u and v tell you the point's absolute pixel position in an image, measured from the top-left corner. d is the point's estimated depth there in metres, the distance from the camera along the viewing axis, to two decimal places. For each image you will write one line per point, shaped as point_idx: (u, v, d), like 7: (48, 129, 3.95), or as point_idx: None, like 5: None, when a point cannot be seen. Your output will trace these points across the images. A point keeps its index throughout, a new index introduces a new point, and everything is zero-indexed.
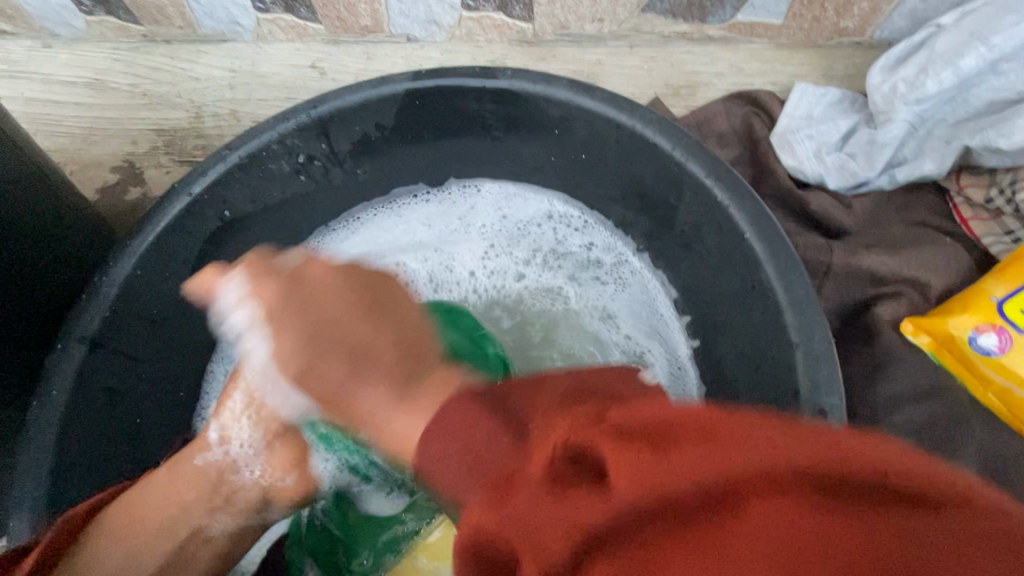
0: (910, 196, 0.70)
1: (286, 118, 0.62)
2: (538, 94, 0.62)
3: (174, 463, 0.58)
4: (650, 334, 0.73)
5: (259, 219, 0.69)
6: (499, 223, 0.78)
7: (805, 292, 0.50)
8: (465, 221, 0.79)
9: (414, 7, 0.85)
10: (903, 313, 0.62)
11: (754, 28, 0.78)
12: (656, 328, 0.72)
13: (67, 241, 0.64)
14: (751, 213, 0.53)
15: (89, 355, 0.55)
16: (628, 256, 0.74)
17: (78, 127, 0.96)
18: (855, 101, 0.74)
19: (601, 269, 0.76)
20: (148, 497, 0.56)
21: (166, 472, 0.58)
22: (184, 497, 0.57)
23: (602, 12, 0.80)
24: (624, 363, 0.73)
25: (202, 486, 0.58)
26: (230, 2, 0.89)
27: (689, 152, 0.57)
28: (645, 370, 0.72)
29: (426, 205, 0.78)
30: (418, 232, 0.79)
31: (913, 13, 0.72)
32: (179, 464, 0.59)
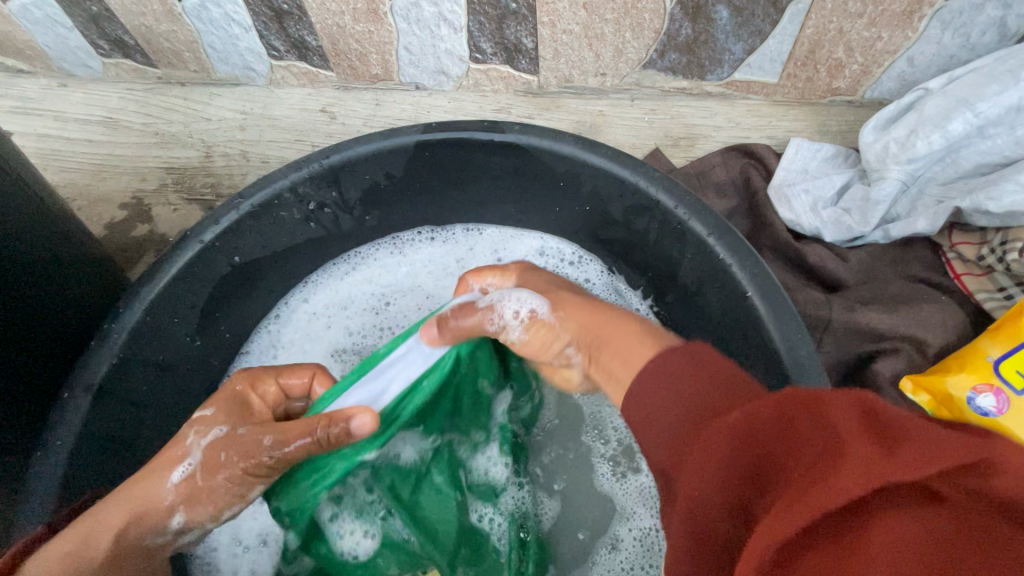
0: (904, 251, 0.72)
1: (299, 168, 0.64)
2: (544, 149, 0.64)
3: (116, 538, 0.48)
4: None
5: (268, 263, 0.70)
6: (495, 264, 0.78)
7: (807, 354, 0.51)
8: (463, 258, 0.78)
9: (423, 58, 0.88)
10: (901, 368, 0.64)
11: (750, 85, 0.81)
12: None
13: (75, 282, 0.65)
14: (753, 272, 0.55)
15: (95, 402, 0.55)
16: (626, 294, 0.74)
17: (89, 164, 0.98)
18: (848, 157, 0.77)
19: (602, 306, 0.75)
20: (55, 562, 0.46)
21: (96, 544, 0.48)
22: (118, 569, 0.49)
23: (605, 67, 0.83)
24: None
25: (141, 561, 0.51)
26: (245, 49, 0.93)
27: (692, 211, 0.59)
28: None
29: (428, 243, 0.79)
30: (418, 273, 0.78)
31: (902, 76, 0.75)
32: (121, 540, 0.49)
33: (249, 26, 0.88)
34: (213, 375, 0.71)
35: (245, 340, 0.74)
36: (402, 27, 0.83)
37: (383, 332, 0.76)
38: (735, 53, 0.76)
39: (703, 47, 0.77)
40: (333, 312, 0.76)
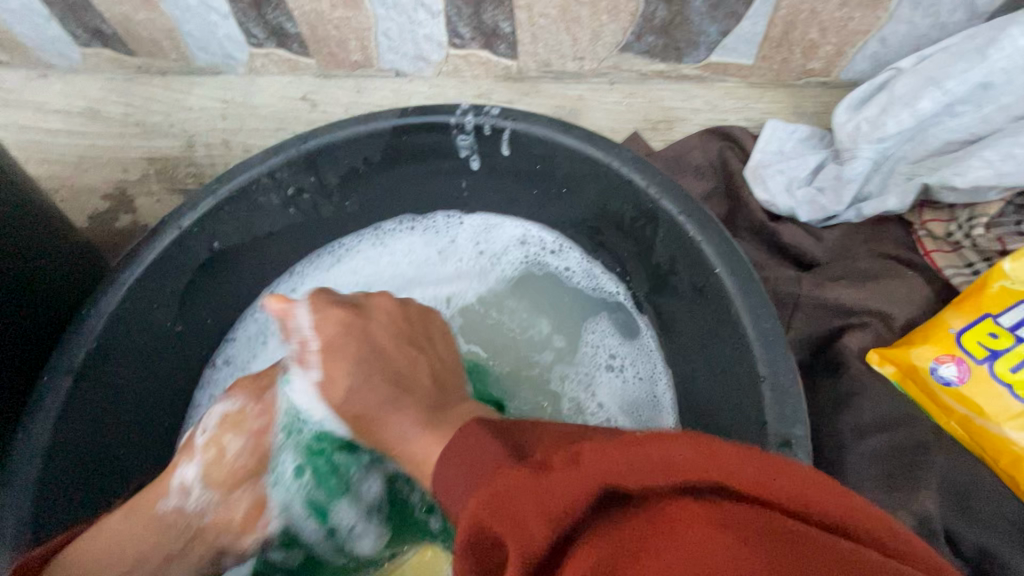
0: (876, 229, 0.73)
1: (276, 153, 0.64)
2: (520, 132, 0.65)
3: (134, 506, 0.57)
4: (628, 367, 0.72)
5: (248, 249, 0.71)
6: (475, 253, 0.79)
7: (772, 326, 0.52)
8: (445, 248, 0.80)
9: (403, 44, 0.88)
10: (869, 343, 0.65)
11: (727, 67, 0.82)
12: (630, 360, 0.72)
13: (53, 269, 0.65)
14: (721, 249, 0.56)
15: (75, 386, 0.55)
16: (605, 284, 0.75)
17: (71, 155, 0.98)
18: (823, 137, 0.78)
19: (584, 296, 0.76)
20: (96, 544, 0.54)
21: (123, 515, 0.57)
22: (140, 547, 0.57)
23: (583, 51, 0.83)
24: (618, 392, 0.72)
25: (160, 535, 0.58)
26: (224, 37, 0.92)
27: (663, 190, 0.60)
28: (641, 402, 0.70)
29: (410, 232, 0.80)
30: (401, 263, 0.80)
31: (875, 56, 0.76)
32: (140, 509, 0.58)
33: (227, 13, 0.88)
34: (195, 360, 0.71)
35: (228, 329, 0.74)
36: (380, 13, 0.83)
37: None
38: (710, 35, 0.77)
39: (678, 30, 0.77)
40: None
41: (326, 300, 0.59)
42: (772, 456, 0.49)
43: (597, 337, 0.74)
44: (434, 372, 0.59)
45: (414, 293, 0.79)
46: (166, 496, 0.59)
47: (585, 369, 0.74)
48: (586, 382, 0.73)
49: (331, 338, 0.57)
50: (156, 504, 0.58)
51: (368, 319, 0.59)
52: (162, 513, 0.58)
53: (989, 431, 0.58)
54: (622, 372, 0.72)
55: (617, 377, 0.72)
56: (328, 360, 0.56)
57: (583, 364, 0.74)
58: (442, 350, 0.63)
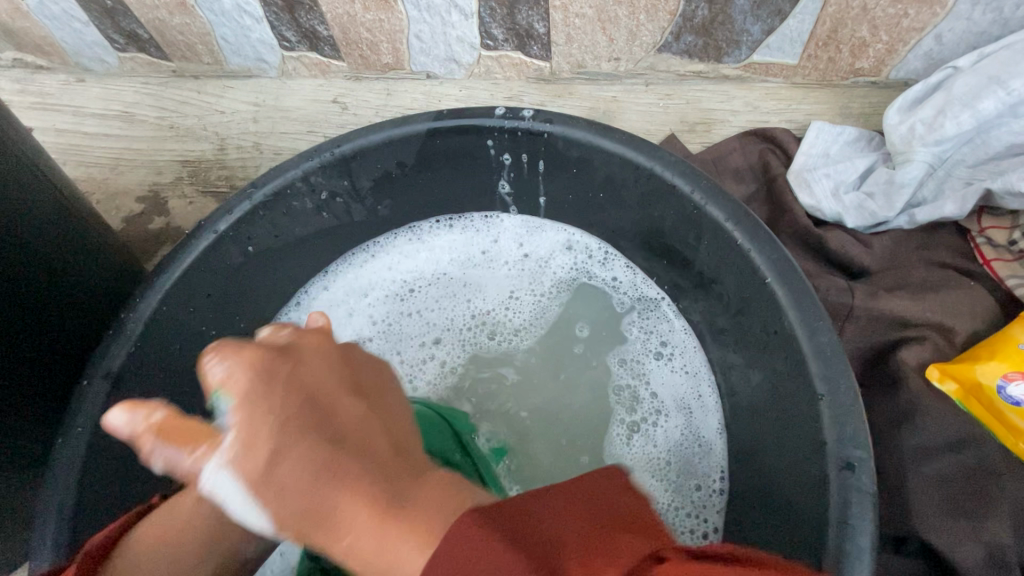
0: (931, 236, 0.69)
1: (310, 158, 0.64)
2: (558, 136, 0.64)
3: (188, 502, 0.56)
4: (676, 358, 0.71)
5: (282, 253, 0.70)
6: (520, 259, 0.78)
7: (829, 340, 0.49)
8: (488, 250, 0.78)
9: (435, 46, 0.87)
10: (928, 357, 0.62)
11: (770, 67, 0.79)
12: (678, 346, 0.71)
13: (90, 271, 0.65)
14: (773, 258, 0.53)
15: (113, 391, 0.56)
16: (650, 293, 0.73)
17: (107, 158, 0.99)
18: (872, 139, 0.75)
19: (628, 308, 0.74)
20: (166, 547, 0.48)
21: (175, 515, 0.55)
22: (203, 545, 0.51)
23: (619, 51, 0.81)
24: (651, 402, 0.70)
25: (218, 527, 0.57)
26: (257, 40, 0.93)
27: (709, 196, 0.57)
28: (684, 409, 0.69)
29: (449, 232, 0.79)
30: (442, 261, 0.79)
31: (930, 54, 0.72)
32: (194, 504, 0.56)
33: (261, 16, 0.88)
34: None
35: (265, 326, 0.74)
36: (412, 14, 0.82)
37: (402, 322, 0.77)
38: (753, 34, 0.74)
39: (720, 29, 0.75)
40: (354, 300, 0.77)
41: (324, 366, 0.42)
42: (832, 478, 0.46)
43: (649, 324, 0.73)
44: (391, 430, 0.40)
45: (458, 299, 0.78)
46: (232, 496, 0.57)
47: (634, 370, 0.72)
48: (637, 375, 0.72)
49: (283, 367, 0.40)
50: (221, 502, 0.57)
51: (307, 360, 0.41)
52: (239, 512, 0.54)
53: None
54: (672, 368, 0.71)
55: (664, 369, 0.71)
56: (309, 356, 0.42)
57: (630, 352, 0.73)
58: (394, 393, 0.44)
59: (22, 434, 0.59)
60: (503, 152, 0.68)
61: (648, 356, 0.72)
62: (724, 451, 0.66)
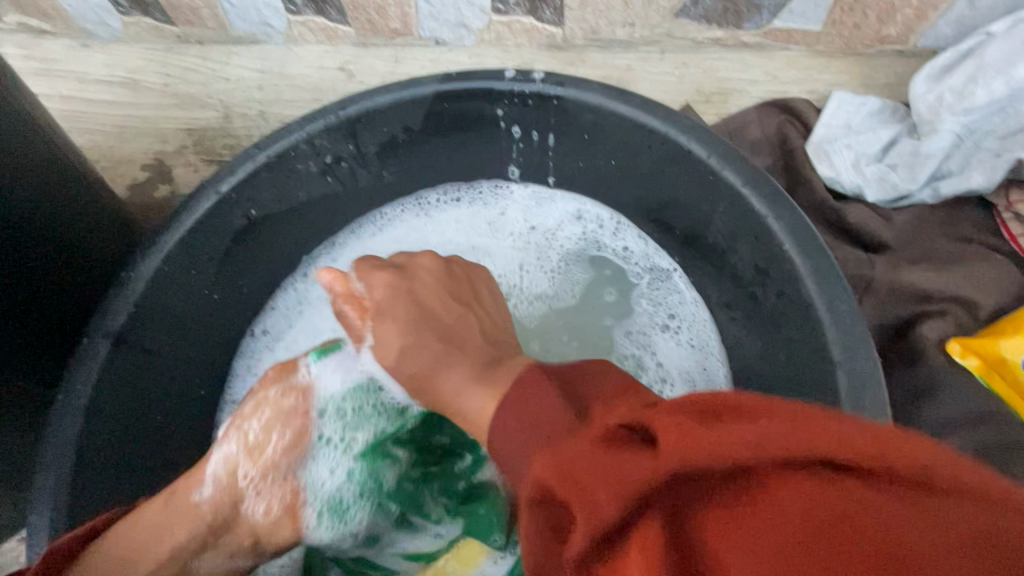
0: (954, 209, 0.67)
1: (314, 118, 0.62)
2: (571, 99, 0.61)
3: (170, 494, 0.53)
4: (684, 330, 0.69)
5: (285, 218, 0.69)
6: (527, 232, 0.76)
7: (849, 308, 0.47)
8: (495, 221, 0.76)
9: (444, 10, 0.85)
10: (949, 333, 0.60)
11: (791, 34, 0.76)
12: (686, 317, 0.69)
13: (90, 232, 0.64)
14: (792, 224, 0.51)
15: (113, 350, 0.55)
16: (661, 266, 0.71)
17: (111, 125, 0.98)
18: (896, 111, 0.71)
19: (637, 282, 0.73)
20: (135, 528, 0.49)
21: (161, 503, 0.52)
22: (175, 531, 0.51)
23: (635, 17, 0.79)
24: (656, 373, 0.69)
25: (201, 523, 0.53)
26: (262, 4, 0.90)
27: (725, 160, 0.55)
28: (695, 384, 0.67)
29: (455, 202, 0.77)
30: (447, 230, 0.77)
31: (961, 20, 0.69)
32: (175, 496, 0.53)
33: None
34: (233, 327, 0.71)
35: (272, 296, 0.74)
36: None
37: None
38: None
39: None
40: None
41: (370, 268, 0.59)
42: None
43: (659, 295, 0.71)
44: (486, 330, 0.54)
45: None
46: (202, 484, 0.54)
47: (642, 343, 0.70)
48: (645, 347, 0.70)
49: (384, 301, 0.56)
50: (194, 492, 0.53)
51: (413, 280, 0.57)
52: (198, 503, 0.53)
53: None
54: (683, 340, 0.69)
55: (672, 340, 0.69)
56: (382, 318, 0.55)
57: (637, 324, 0.71)
58: (491, 304, 0.60)
59: (18, 393, 0.58)
60: (513, 125, 0.67)
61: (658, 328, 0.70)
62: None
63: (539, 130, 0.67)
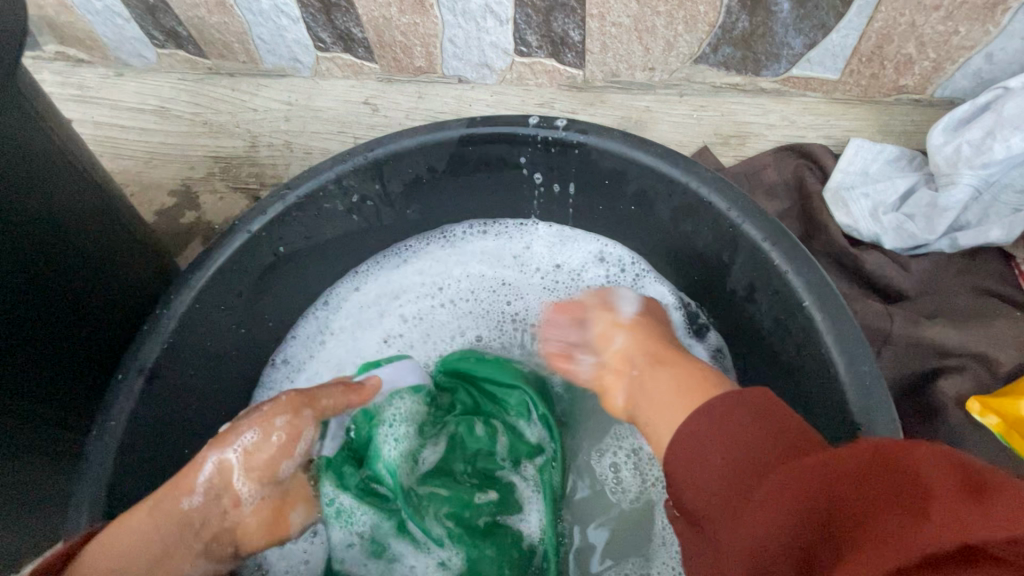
0: (972, 262, 0.67)
1: (344, 160, 0.64)
2: (592, 146, 0.63)
3: (156, 501, 0.52)
4: None
5: (312, 254, 0.71)
6: (552, 270, 0.77)
7: (869, 368, 0.48)
8: (519, 256, 0.77)
9: (468, 51, 0.87)
10: (968, 388, 0.60)
11: (809, 82, 0.78)
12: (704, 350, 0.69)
13: (129, 268, 0.66)
14: (811, 280, 0.52)
15: (147, 385, 0.57)
16: (682, 307, 0.71)
17: (142, 152, 1.01)
18: (914, 159, 0.73)
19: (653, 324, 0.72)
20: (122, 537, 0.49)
21: (145, 512, 0.51)
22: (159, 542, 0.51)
23: (654, 61, 0.81)
24: None
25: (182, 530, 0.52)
26: (292, 41, 0.94)
27: (746, 214, 0.56)
28: None
29: (481, 235, 0.78)
30: (472, 264, 0.78)
31: (978, 74, 0.70)
32: (162, 502, 0.52)
33: (297, 18, 0.89)
34: (258, 360, 0.72)
35: (291, 326, 0.75)
36: (448, 19, 0.82)
37: (432, 314, 0.78)
38: (794, 47, 0.73)
39: (759, 41, 0.73)
40: (383, 301, 0.77)
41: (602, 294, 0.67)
42: None
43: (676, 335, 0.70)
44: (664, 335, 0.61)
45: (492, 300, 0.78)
46: (191, 492, 0.53)
47: None
48: None
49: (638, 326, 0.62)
50: (182, 500, 0.52)
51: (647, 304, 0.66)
52: (187, 510, 0.53)
53: None
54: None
55: None
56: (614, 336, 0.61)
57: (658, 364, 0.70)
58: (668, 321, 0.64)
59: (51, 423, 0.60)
60: (534, 171, 0.69)
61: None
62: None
63: (562, 183, 0.70)
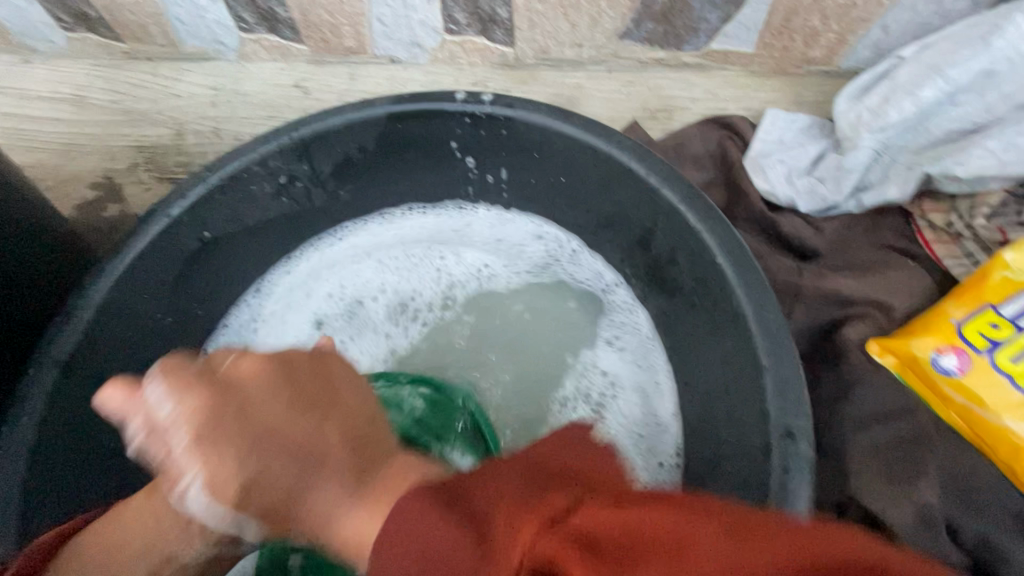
0: (874, 220, 0.73)
1: (267, 141, 0.63)
2: (519, 120, 0.64)
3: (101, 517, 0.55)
4: (626, 347, 0.72)
5: (240, 239, 0.69)
6: (491, 248, 0.78)
7: (774, 316, 0.51)
8: (459, 235, 0.78)
9: (397, 30, 0.86)
10: (869, 333, 0.65)
11: (727, 56, 0.81)
12: (628, 315, 0.73)
13: (32, 262, 0.62)
14: (722, 238, 0.55)
15: (63, 379, 0.54)
16: (614, 286, 0.74)
17: (56, 143, 0.95)
18: (824, 127, 0.77)
19: (587, 301, 0.76)
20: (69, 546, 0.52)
21: (90, 528, 0.55)
22: None
23: (582, 38, 0.82)
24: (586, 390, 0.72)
25: None
26: (214, 22, 0.90)
27: (663, 179, 0.59)
28: (644, 396, 0.70)
29: (420, 217, 0.78)
30: (409, 244, 0.78)
31: (877, 44, 0.75)
32: (106, 519, 0.55)
33: None
34: (189, 349, 0.70)
35: (224, 314, 0.73)
36: None
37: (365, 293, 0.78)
38: (711, 21, 0.76)
39: (679, 16, 0.76)
40: (314, 283, 0.77)
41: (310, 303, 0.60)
42: (774, 446, 0.48)
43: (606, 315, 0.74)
44: None
45: (429, 278, 0.79)
46: None
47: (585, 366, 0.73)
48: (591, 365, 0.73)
49: None
50: None
51: None
52: None
53: (990, 422, 0.59)
54: (628, 346, 0.72)
55: (614, 357, 0.72)
56: (321, 354, 0.56)
57: (585, 341, 0.74)
58: None
59: None
60: (467, 155, 0.71)
61: (602, 342, 0.74)
62: (677, 432, 0.67)
63: (494, 173, 0.73)
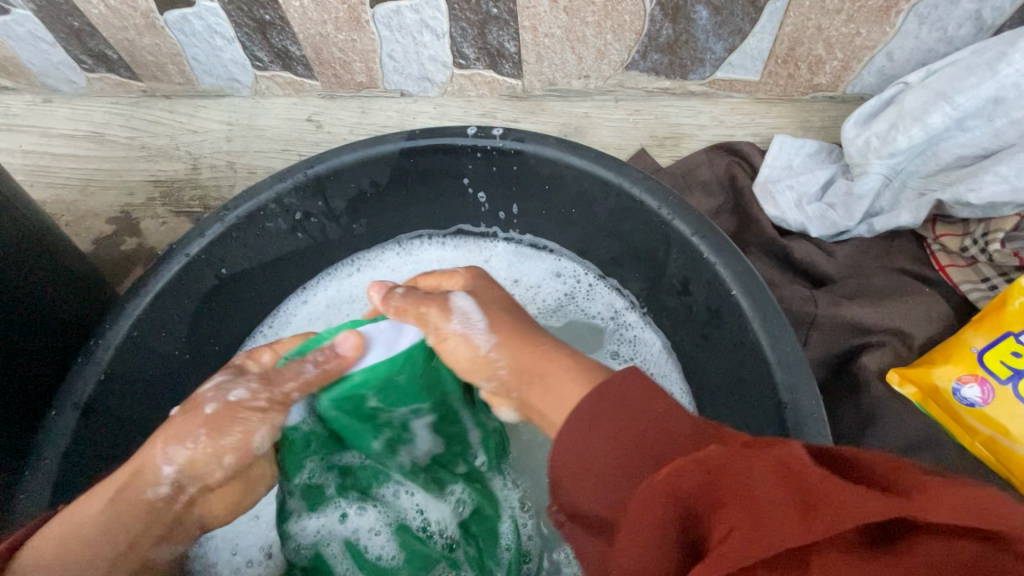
0: (887, 245, 0.72)
1: (283, 178, 0.64)
2: (529, 153, 0.64)
3: (116, 491, 0.50)
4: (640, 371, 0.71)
5: (255, 274, 0.70)
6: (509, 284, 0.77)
7: (791, 349, 0.51)
8: (477, 267, 0.78)
9: (407, 65, 0.88)
10: (887, 361, 0.65)
11: (732, 84, 0.82)
12: (640, 334, 0.72)
13: (55, 301, 0.64)
14: (737, 270, 0.55)
15: (83, 420, 0.55)
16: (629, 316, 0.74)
17: (75, 179, 0.97)
18: (831, 152, 0.78)
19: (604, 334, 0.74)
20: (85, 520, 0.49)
21: (104, 501, 0.50)
22: (131, 527, 0.51)
23: (589, 69, 0.83)
24: None
25: (150, 519, 0.52)
26: (229, 61, 0.92)
27: (674, 211, 0.59)
28: None
29: (440, 248, 0.79)
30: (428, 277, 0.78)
31: (882, 71, 0.76)
32: (119, 492, 0.50)
33: (232, 37, 0.87)
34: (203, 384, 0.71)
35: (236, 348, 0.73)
36: (385, 35, 0.83)
37: None
38: (716, 52, 0.77)
39: (684, 47, 0.77)
40: (330, 319, 0.76)
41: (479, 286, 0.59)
42: None
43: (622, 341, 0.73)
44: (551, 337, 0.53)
45: None
46: (156, 484, 0.51)
47: None
48: None
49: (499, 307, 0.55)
50: (145, 491, 0.51)
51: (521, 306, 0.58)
52: (153, 500, 0.51)
53: (1015, 452, 0.58)
54: (638, 362, 0.72)
55: None
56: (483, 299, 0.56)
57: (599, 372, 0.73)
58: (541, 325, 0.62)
59: None
60: (478, 191, 0.72)
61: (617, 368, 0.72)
62: None
63: (505, 210, 0.74)
